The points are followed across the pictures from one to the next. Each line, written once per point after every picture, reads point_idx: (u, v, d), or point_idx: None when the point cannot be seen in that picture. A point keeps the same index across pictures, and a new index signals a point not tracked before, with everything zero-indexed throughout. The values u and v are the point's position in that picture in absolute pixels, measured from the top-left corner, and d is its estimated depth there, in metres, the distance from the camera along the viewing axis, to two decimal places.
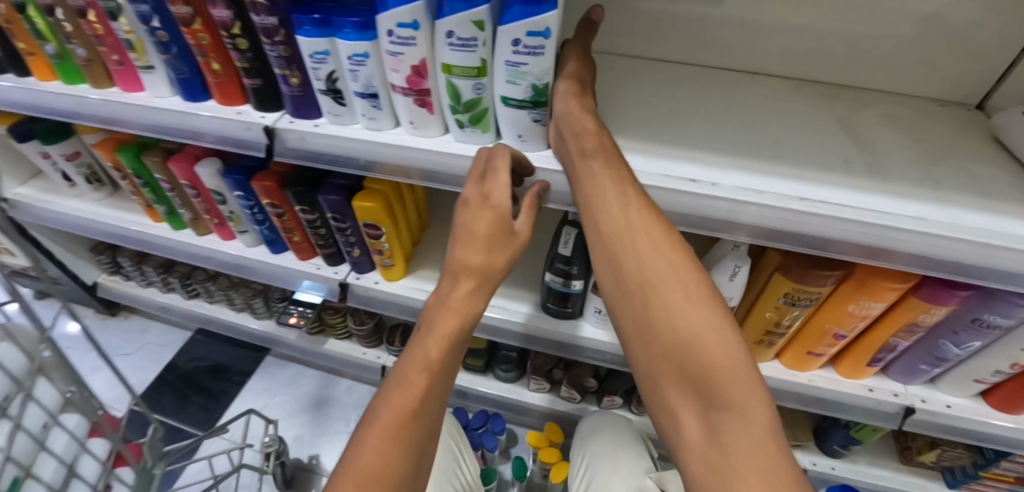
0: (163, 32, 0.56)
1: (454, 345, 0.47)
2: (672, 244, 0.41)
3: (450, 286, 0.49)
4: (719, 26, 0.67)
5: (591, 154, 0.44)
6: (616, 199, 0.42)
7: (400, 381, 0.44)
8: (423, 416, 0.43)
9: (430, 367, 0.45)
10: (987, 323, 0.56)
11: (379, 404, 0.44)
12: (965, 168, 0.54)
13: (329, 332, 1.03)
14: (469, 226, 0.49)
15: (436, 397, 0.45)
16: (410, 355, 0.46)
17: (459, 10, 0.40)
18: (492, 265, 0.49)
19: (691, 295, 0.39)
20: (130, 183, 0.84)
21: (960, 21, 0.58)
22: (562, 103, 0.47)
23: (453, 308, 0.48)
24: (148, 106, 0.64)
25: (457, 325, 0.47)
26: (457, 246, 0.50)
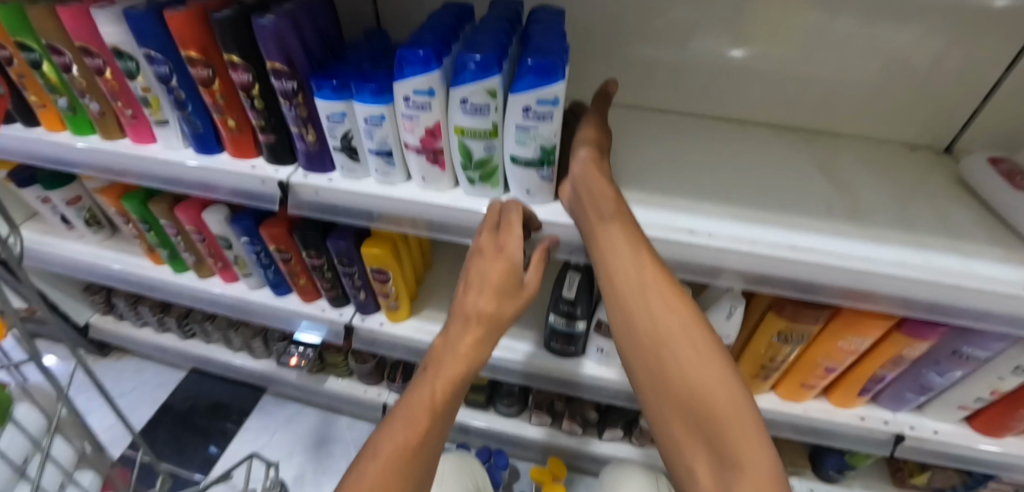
0: (180, 90, 0.58)
1: (459, 386, 0.49)
2: (683, 305, 0.44)
3: (457, 329, 0.51)
4: (705, 77, 0.72)
5: (609, 220, 0.46)
6: (633, 262, 0.45)
7: (403, 416, 0.46)
8: (425, 452, 0.45)
9: (435, 406, 0.47)
10: (967, 355, 0.59)
11: (380, 438, 0.46)
12: (937, 209, 0.59)
13: (330, 370, 1.03)
14: (482, 275, 0.51)
15: (437, 433, 0.47)
16: (415, 392, 0.48)
17: (473, 80, 0.44)
18: (501, 313, 0.51)
19: (702, 353, 0.42)
20: (133, 227, 0.85)
21: (924, 74, 0.64)
22: (581, 169, 0.49)
23: (459, 351, 0.50)
24: (163, 159, 0.66)
25: (464, 368, 0.49)
26: (469, 293, 0.52)
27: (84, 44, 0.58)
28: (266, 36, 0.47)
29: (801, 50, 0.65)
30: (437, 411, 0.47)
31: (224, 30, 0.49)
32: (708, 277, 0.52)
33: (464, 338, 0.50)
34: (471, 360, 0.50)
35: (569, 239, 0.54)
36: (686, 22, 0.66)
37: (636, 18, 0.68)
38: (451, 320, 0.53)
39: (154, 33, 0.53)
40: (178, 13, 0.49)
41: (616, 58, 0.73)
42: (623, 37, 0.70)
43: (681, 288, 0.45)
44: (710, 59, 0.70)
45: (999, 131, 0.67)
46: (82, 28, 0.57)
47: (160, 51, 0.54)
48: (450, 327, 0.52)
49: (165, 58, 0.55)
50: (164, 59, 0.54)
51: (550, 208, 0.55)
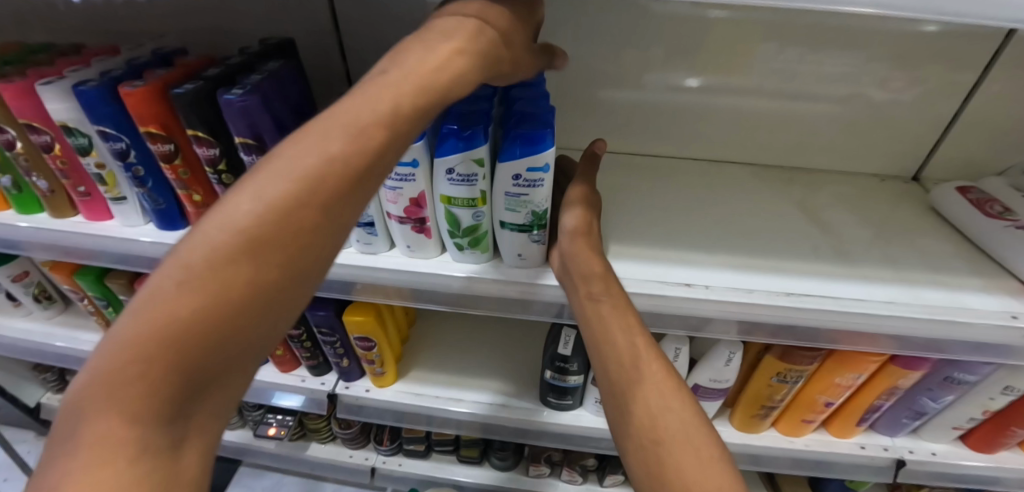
0: (139, 166, 0.54)
1: (235, 338, 0.28)
2: (683, 404, 0.44)
3: (223, 220, 0.27)
4: (681, 121, 0.74)
5: (599, 298, 0.48)
6: (630, 351, 0.47)
7: (96, 389, 0.25)
8: (168, 452, 0.26)
9: (166, 368, 0.26)
10: (958, 380, 0.60)
11: (62, 457, 0.24)
12: (913, 241, 0.61)
13: (311, 435, 0.94)
14: (314, 128, 0.30)
15: (184, 420, 0.28)
16: (116, 338, 0.26)
17: (458, 151, 0.43)
18: (323, 194, 0.29)
19: (703, 456, 0.41)
20: (87, 303, 0.78)
21: (882, 107, 0.69)
22: (569, 242, 0.50)
23: (220, 264, 0.27)
24: (118, 236, 0.61)
25: (225, 286, 0.27)
26: (283, 159, 0.29)
27: (28, 121, 0.54)
28: (232, 112, 0.45)
29: (770, 89, 0.69)
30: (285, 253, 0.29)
31: (188, 107, 0.46)
32: (702, 333, 0.53)
33: (228, 235, 0.27)
34: (262, 280, 0.28)
35: (561, 299, 0.53)
36: (660, 69, 0.69)
37: (611, 67, 0.70)
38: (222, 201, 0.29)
39: (107, 109, 0.49)
40: (136, 89, 0.46)
41: (595, 108, 0.74)
42: (601, 87, 0.72)
43: (679, 383, 0.46)
44: (685, 104, 0.72)
45: (955, 163, 0.73)
46: (27, 105, 0.52)
47: (115, 128, 0.51)
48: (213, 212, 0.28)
49: (121, 134, 0.51)
50: (121, 136, 0.51)
51: (541, 270, 0.54)
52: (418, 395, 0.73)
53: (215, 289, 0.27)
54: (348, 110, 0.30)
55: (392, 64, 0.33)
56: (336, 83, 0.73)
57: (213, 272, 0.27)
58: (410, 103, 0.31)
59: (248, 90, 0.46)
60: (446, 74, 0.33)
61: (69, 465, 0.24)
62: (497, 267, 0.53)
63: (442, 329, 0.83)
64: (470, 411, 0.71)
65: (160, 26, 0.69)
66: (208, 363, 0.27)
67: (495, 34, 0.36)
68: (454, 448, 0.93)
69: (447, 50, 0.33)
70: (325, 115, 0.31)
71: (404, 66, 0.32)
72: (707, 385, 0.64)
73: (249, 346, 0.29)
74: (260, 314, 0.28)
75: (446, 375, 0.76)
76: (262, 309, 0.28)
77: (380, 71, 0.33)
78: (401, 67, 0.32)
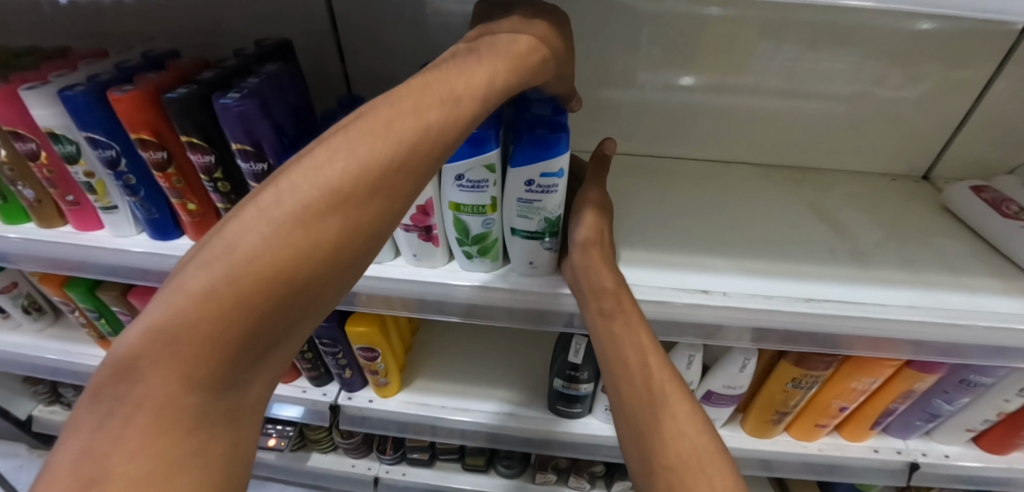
0: (130, 174, 0.52)
1: (291, 316, 0.31)
2: (698, 428, 0.43)
3: (294, 199, 0.29)
4: (689, 121, 0.72)
5: (611, 315, 0.46)
6: (641, 369, 0.46)
7: (160, 354, 0.27)
8: (217, 415, 0.29)
9: (232, 341, 0.28)
10: (974, 383, 0.59)
11: (112, 418, 0.26)
12: (929, 242, 0.60)
13: (312, 445, 0.92)
14: (383, 113, 0.32)
15: (233, 386, 0.30)
16: (181, 304, 0.27)
17: (468, 157, 0.42)
18: (382, 188, 0.32)
19: (717, 486, 0.39)
20: (79, 315, 0.75)
21: (892, 104, 0.68)
22: (581, 255, 0.48)
23: (289, 245, 0.29)
24: (109, 247, 0.58)
25: (282, 270, 0.29)
26: (354, 143, 0.31)
27: (13, 128, 0.51)
28: (228, 117, 0.43)
29: (780, 87, 0.67)
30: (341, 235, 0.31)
31: (181, 112, 0.44)
32: (715, 340, 0.52)
33: (300, 215, 0.29)
34: (323, 265, 0.30)
35: (573, 308, 0.52)
36: (667, 68, 0.67)
37: (618, 66, 0.68)
38: (287, 176, 0.30)
39: (96, 115, 0.47)
40: (126, 94, 0.44)
41: (600, 109, 0.72)
42: (608, 88, 0.70)
43: (694, 405, 0.45)
44: (693, 104, 0.71)
45: (966, 162, 0.72)
46: (11, 112, 0.50)
47: (103, 134, 0.48)
48: (279, 186, 0.30)
49: (110, 141, 0.49)
50: (111, 144, 0.49)
51: (552, 279, 0.52)
52: (423, 405, 0.71)
53: (284, 271, 0.29)
54: (418, 105, 0.33)
55: (466, 62, 0.36)
56: (335, 85, 0.71)
57: (282, 252, 0.28)
58: (480, 101, 0.35)
59: (246, 93, 0.44)
60: (509, 87, 0.37)
61: (124, 425, 0.26)
62: (506, 275, 0.52)
63: (447, 337, 0.82)
64: (477, 421, 0.69)
65: (150, 28, 0.66)
66: (264, 337, 0.30)
67: (549, 56, 0.41)
68: (459, 456, 0.91)
69: (512, 64, 0.37)
70: (379, 111, 0.33)
71: (481, 67, 0.36)
72: (720, 392, 0.63)
73: (298, 324, 0.32)
74: (314, 297, 0.31)
75: (451, 384, 0.74)
76: (318, 292, 0.31)
77: (456, 67, 0.36)
78: (477, 67, 0.36)
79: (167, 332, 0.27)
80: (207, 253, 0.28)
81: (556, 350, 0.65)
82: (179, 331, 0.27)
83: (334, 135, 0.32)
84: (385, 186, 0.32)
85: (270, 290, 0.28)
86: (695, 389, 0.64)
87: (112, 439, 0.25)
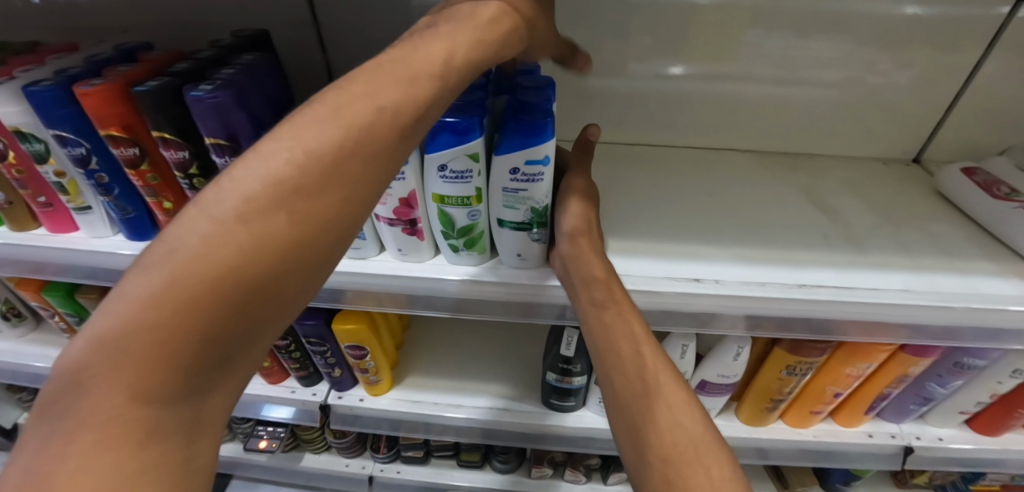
0: (102, 173, 0.50)
1: (249, 318, 0.29)
2: (693, 419, 0.42)
3: (240, 193, 0.27)
4: (680, 109, 0.71)
5: (602, 305, 0.45)
6: (634, 360, 0.46)
7: (104, 365, 0.25)
8: (175, 427, 0.27)
9: (180, 350, 0.26)
10: (968, 365, 0.59)
11: (58, 434, 0.25)
12: (923, 226, 0.59)
13: (304, 446, 0.91)
14: (339, 94, 0.30)
15: (192, 397, 0.28)
16: (123, 311, 0.26)
17: (451, 146, 0.41)
18: (340, 173, 0.30)
19: (714, 476, 0.38)
20: (59, 320, 0.73)
21: (884, 89, 0.67)
22: (569, 244, 0.47)
23: (234, 240, 0.27)
24: (84, 248, 0.56)
25: (231, 269, 0.27)
26: (303, 130, 0.29)
27: None
28: (201, 110, 0.41)
29: (771, 73, 0.66)
30: (296, 228, 0.29)
31: (150, 105, 0.42)
32: (709, 329, 0.51)
33: (246, 211, 0.27)
34: (278, 263, 0.28)
35: (564, 300, 0.51)
36: (657, 56, 0.66)
37: (607, 55, 0.67)
38: (233, 171, 0.28)
39: (63, 111, 0.45)
40: (93, 88, 0.42)
41: (590, 98, 0.71)
42: (598, 76, 0.69)
43: (689, 395, 0.44)
44: (683, 91, 0.69)
45: (957, 145, 0.71)
46: None
47: (73, 131, 0.46)
48: (224, 182, 0.28)
49: (80, 139, 0.47)
50: (80, 141, 0.47)
51: (541, 271, 0.51)
52: (415, 402, 0.70)
53: (232, 271, 0.27)
54: (372, 85, 0.31)
55: (427, 37, 0.34)
56: (317, 78, 0.69)
57: (226, 250, 0.26)
58: (443, 76, 0.33)
59: (219, 85, 0.42)
60: (474, 58, 0.35)
61: (68, 442, 0.24)
62: (494, 267, 0.50)
63: (439, 333, 0.80)
64: (470, 417, 0.68)
65: (122, 22, 0.64)
66: (220, 344, 0.28)
67: (518, 29, 0.39)
68: (454, 452, 0.91)
69: (480, 37, 0.36)
70: (334, 96, 0.30)
71: (439, 41, 0.34)
72: (714, 381, 0.62)
73: (261, 326, 0.30)
74: (274, 297, 0.29)
75: (444, 380, 0.73)
76: (279, 290, 0.29)
77: (413, 44, 0.34)
78: (438, 42, 0.34)
79: (108, 343, 0.26)
80: (150, 257, 0.26)
81: (549, 343, 0.64)
82: (118, 342, 0.25)
83: (283, 124, 0.30)
84: (345, 171, 0.30)
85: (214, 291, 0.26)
86: (689, 379, 0.63)
87: (56, 457, 0.24)
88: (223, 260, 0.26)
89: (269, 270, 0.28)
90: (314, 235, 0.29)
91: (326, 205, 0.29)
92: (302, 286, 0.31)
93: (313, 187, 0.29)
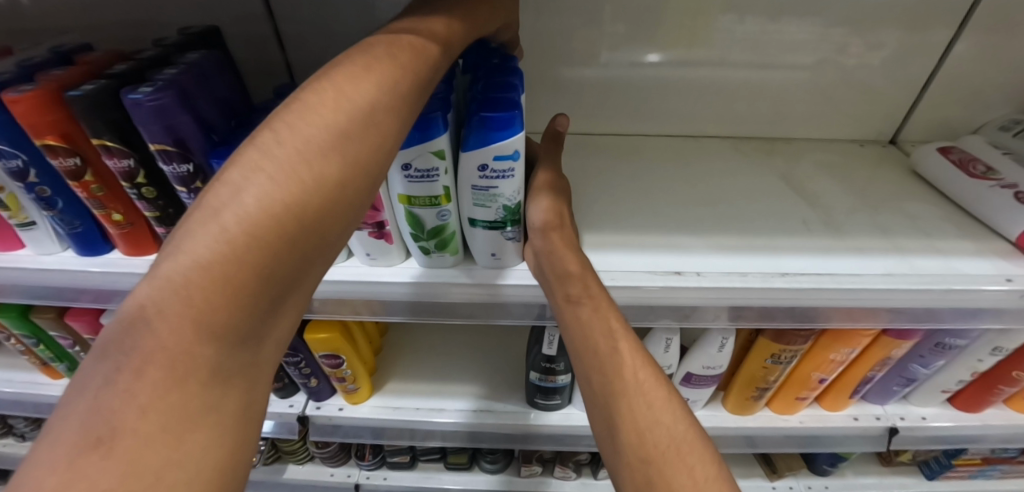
0: (44, 186, 0.47)
1: (303, 261, 0.29)
2: (675, 417, 0.41)
3: (293, 138, 0.28)
4: (657, 97, 0.69)
5: (578, 300, 0.44)
6: (612, 357, 0.44)
7: (167, 303, 0.25)
8: (234, 370, 0.28)
9: (245, 286, 0.27)
10: (948, 345, 0.59)
11: (121, 372, 0.24)
12: (901, 207, 0.59)
13: (287, 457, 0.88)
14: (366, 54, 0.32)
15: (249, 342, 0.28)
16: (193, 250, 0.26)
17: (415, 144, 0.38)
18: (380, 121, 0.31)
19: (698, 477, 0.37)
20: (15, 343, 0.69)
21: (859, 71, 0.66)
22: (541, 239, 0.46)
23: (292, 180, 0.27)
24: (30, 267, 0.52)
25: (291, 206, 0.27)
26: (343, 81, 0.30)
27: None
28: (142, 115, 0.38)
29: (746, 58, 0.65)
30: (344, 170, 0.29)
31: (87, 110, 0.39)
32: (692, 322, 0.50)
33: (302, 149, 0.28)
34: (331, 202, 0.29)
35: (541, 299, 0.49)
36: (631, 44, 0.64)
37: (580, 44, 0.65)
38: (282, 117, 0.29)
39: None
40: (23, 95, 0.39)
41: (564, 89, 0.69)
42: (572, 67, 0.67)
43: (670, 391, 0.43)
44: (658, 79, 0.68)
45: (931, 125, 0.71)
46: None
47: (6, 143, 0.43)
48: (277, 127, 0.28)
49: (15, 149, 0.44)
50: (15, 152, 0.43)
51: (517, 270, 0.49)
52: (397, 409, 0.68)
53: (293, 208, 0.27)
54: (394, 48, 0.33)
55: (424, 18, 0.37)
56: (277, 76, 0.65)
57: (286, 189, 0.27)
58: (442, 53, 0.36)
59: (161, 86, 0.39)
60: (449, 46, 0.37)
61: (135, 378, 0.24)
62: (467, 269, 0.49)
63: (420, 336, 0.79)
64: (454, 421, 0.66)
65: (62, 22, 0.60)
66: (277, 283, 0.28)
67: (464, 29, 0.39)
68: (441, 455, 0.89)
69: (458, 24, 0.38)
70: (363, 55, 0.32)
71: (433, 24, 0.36)
72: (700, 373, 0.61)
73: (306, 272, 0.30)
74: (324, 238, 0.30)
75: (426, 384, 0.71)
76: (328, 233, 0.29)
77: (412, 24, 0.36)
78: (436, 22, 0.37)
79: (175, 275, 0.26)
80: (215, 196, 0.27)
81: (530, 342, 0.63)
82: (185, 273, 0.26)
83: (321, 77, 0.31)
84: (384, 118, 0.31)
85: (273, 223, 0.27)
86: (675, 372, 0.62)
87: (123, 393, 0.24)
88: (281, 195, 0.27)
89: (321, 206, 0.28)
90: (359, 177, 0.30)
91: (371, 147, 0.30)
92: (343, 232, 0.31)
93: (358, 131, 0.30)
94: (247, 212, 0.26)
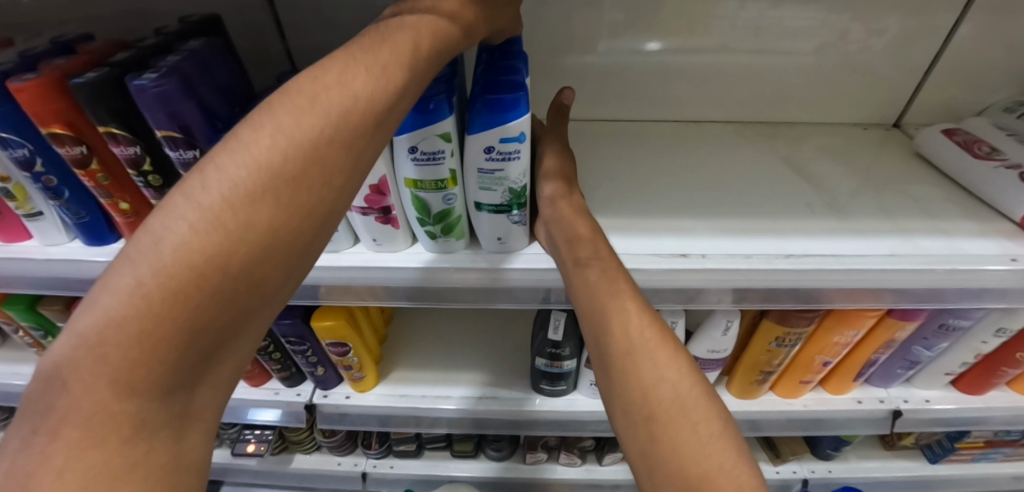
0: (50, 175, 0.47)
1: (235, 310, 0.29)
2: (682, 374, 0.41)
3: (220, 185, 0.28)
4: (658, 84, 0.69)
5: (587, 263, 0.44)
6: (619, 316, 0.43)
7: (82, 362, 0.25)
8: (162, 422, 0.28)
9: (172, 340, 0.27)
10: (953, 326, 0.60)
11: (40, 432, 0.25)
12: (905, 190, 0.58)
13: (294, 447, 0.89)
14: (308, 85, 0.30)
15: (178, 393, 0.29)
16: (108, 306, 0.26)
17: (419, 126, 0.38)
18: (319, 157, 0.30)
19: (701, 432, 0.38)
20: (23, 336, 0.69)
21: (861, 56, 0.66)
22: (551, 208, 0.48)
23: (216, 231, 0.27)
24: (37, 257, 0.53)
25: (214, 257, 0.27)
26: (280, 120, 0.29)
27: None
28: (147, 101, 0.38)
29: (747, 45, 0.65)
30: (274, 217, 0.29)
31: (92, 98, 0.39)
32: (696, 304, 0.50)
33: (229, 199, 0.28)
34: (262, 250, 0.29)
35: (545, 282, 0.49)
36: (632, 31, 0.64)
37: (581, 30, 0.64)
38: (212, 165, 0.29)
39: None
40: (28, 83, 0.39)
41: (565, 77, 0.69)
42: (574, 55, 0.67)
43: (674, 344, 0.43)
44: (659, 65, 0.67)
45: (935, 107, 0.71)
46: None
47: (13, 132, 0.43)
48: (205, 174, 0.28)
49: (22, 139, 0.44)
50: (20, 141, 0.43)
51: (524, 254, 0.50)
52: (403, 396, 0.68)
53: (217, 257, 0.27)
54: (343, 74, 0.31)
55: (393, 24, 0.34)
56: (278, 65, 0.65)
57: (209, 239, 0.27)
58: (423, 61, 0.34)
59: (164, 73, 0.39)
60: (436, 46, 0.35)
61: (52, 439, 0.25)
62: (473, 254, 0.49)
63: (424, 324, 0.79)
64: (457, 408, 0.67)
65: (61, 13, 0.59)
66: (208, 335, 0.28)
67: (456, 34, 0.37)
68: (447, 443, 0.90)
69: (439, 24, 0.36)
70: (298, 88, 0.30)
71: (400, 34, 0.33)
72: (705, 357, 0.62)
73: (243, 319, 0.30)
74: (258, 285, 0.30)
75: (430, 372, 0.71)
76: (263, 278, 0.30)
77: (377, 37, 0.33)
78: (406, 27, 0.34)
79: (87, 336, 0.26)
80: (133, 251, 0.26)
81: (535, 327, 0.63)
82: (101, 335, 0.26)
83: (259, 113, 0.30)
84: (322, 155, 0.30)
85: (195, 280, 0.27)
86: None
87: (39, 456, 0.24)
88: (203, 250, 0.27)
89: (249, 255, 0.28)
90: (293, 223, 0.30)
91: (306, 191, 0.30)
92: (281, 275, 0.31)
93: (290, 174, 0.29)
94: (165, 270, 0.26)
